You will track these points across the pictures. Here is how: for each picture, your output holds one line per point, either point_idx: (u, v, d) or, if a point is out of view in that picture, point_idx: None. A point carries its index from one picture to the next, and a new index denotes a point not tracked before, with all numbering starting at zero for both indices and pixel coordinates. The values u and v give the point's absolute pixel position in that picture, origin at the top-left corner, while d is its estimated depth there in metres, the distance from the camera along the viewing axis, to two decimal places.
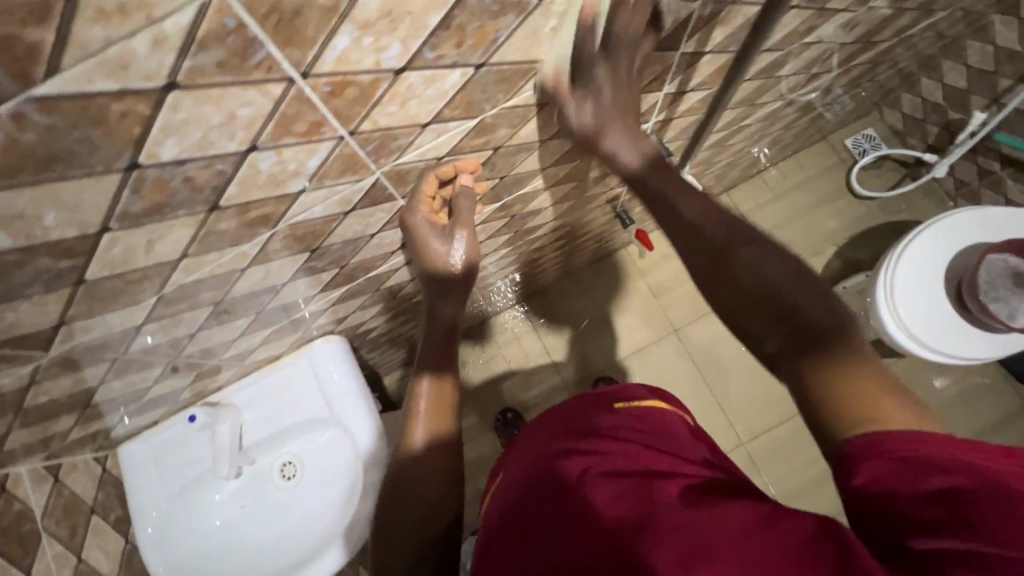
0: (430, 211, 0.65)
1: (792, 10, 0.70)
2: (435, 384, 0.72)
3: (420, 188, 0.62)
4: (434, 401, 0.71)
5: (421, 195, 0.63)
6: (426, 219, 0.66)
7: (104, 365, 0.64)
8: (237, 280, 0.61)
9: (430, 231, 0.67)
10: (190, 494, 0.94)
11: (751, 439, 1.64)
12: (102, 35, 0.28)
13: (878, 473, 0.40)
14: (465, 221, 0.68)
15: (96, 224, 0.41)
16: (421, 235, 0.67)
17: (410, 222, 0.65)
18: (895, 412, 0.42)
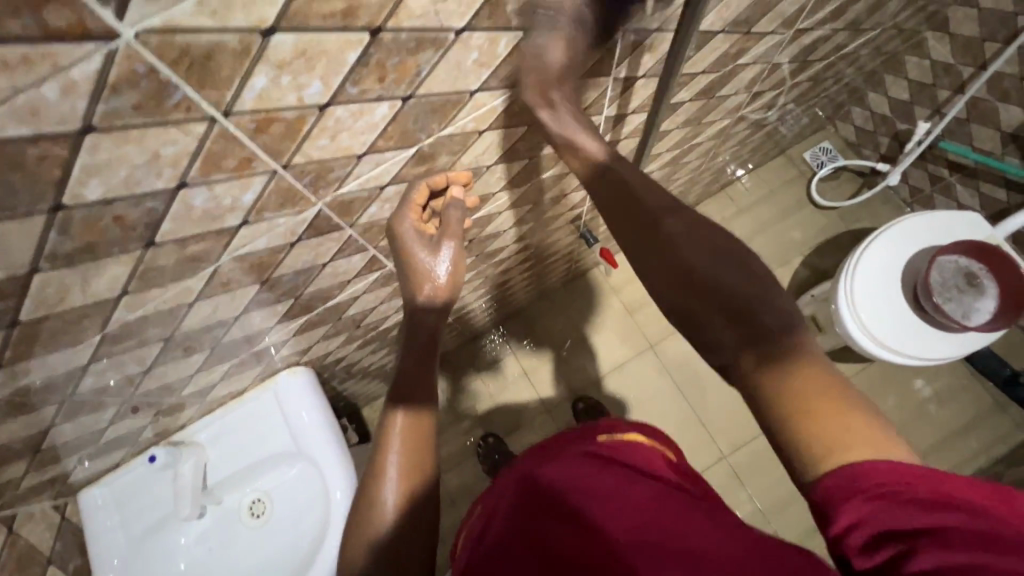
0: (419, 219, 0.66)
1: (718, 35, 0.74)
2: (410, 419, 0.65)
3: (411, 195, 0.64)
4: (407, 441, 0.64)
5: (410, 201, 0.64)
6: (414, 227, 0.65)
7: (52, 408, 0.63)
8: (186, 315, 0.61)
9: (416, 239, 0.65)
10: (153, 538, 0.91)
11: (733, 452, 1.64)
12: (8, 84, 0.29)
13: (855, 511, 0.37)
14: (453, 230, 0.66)
15: (25, 265, 0.42)
16: (406, 244, 0.65)
17: (397, 228, 0.64)
18: (864, 440, 0.39)
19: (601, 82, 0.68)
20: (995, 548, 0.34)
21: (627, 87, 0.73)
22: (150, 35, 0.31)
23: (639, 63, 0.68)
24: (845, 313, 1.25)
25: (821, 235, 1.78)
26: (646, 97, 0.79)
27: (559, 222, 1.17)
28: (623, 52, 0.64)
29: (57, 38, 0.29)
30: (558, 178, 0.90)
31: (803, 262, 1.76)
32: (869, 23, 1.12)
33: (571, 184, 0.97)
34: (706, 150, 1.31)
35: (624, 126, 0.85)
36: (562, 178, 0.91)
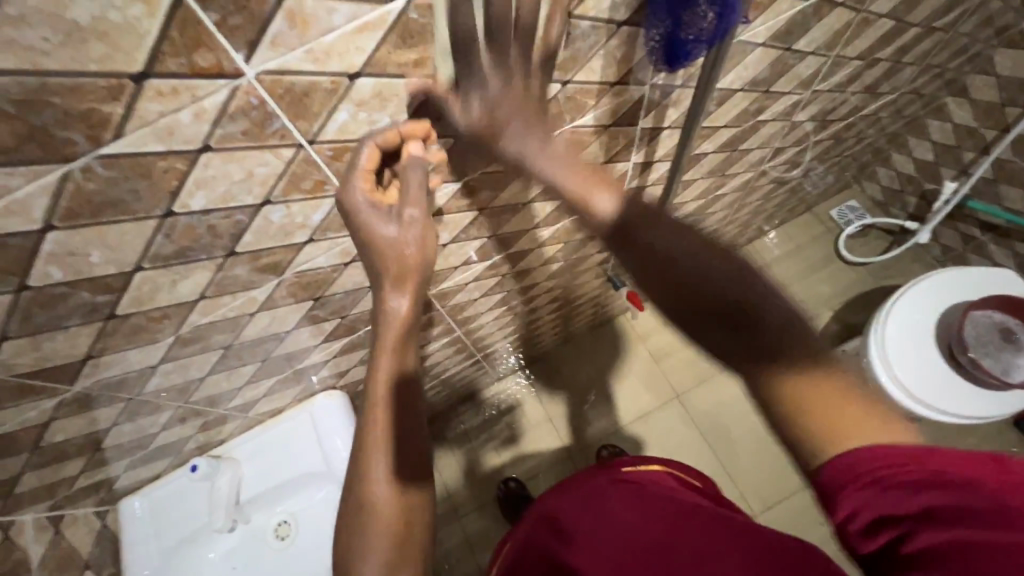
0: (372, 189, 0.52)
1: (738, 92, 0.81)
2: (404, 500, 0.62)
3: (359, 161, 0.49)
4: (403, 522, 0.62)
5: (357, 169, 0.50)
6: (367, 201, 0.52)
7: (118, 406, 0.69)
8: (247, 325, 0.68)
9: (371, 213, 0.52)
10: (184, 551, 0.94)
11: (765, 511, 1.57)
12: (158, 109, 0.37)
13: (858, 499, 0.42)
14: (414, 198, 0.52)
15: (132, 263, 0.49)
16: (364, 224, 0.53)
17: (348, 205, 0.51)
18: (868, 428, 0.42)
19: (629, 130, 0.75)
20: (993, 521, 0.39)
21: (653, 136, 0.80)
22: (266, 74, 0.39)
23: (664, 115, 0.75)
24: (877, 366, 1.23)
25: (851, 291, 1.77)
26: (671, 146, 0.86)
27: (587, 265, 1.22)
28: (649, 104, 0.71)
29: (199, 74, 0.37)
30: (587, 220, 0.96)
31: (834, 317, 1.74)
32: (885, 86, 1.19)
33: (600, 227, 1.03)
34: (731, 202, 1.36)
35: (650, 173, 0.91)
36: (591, 220, 0.97)
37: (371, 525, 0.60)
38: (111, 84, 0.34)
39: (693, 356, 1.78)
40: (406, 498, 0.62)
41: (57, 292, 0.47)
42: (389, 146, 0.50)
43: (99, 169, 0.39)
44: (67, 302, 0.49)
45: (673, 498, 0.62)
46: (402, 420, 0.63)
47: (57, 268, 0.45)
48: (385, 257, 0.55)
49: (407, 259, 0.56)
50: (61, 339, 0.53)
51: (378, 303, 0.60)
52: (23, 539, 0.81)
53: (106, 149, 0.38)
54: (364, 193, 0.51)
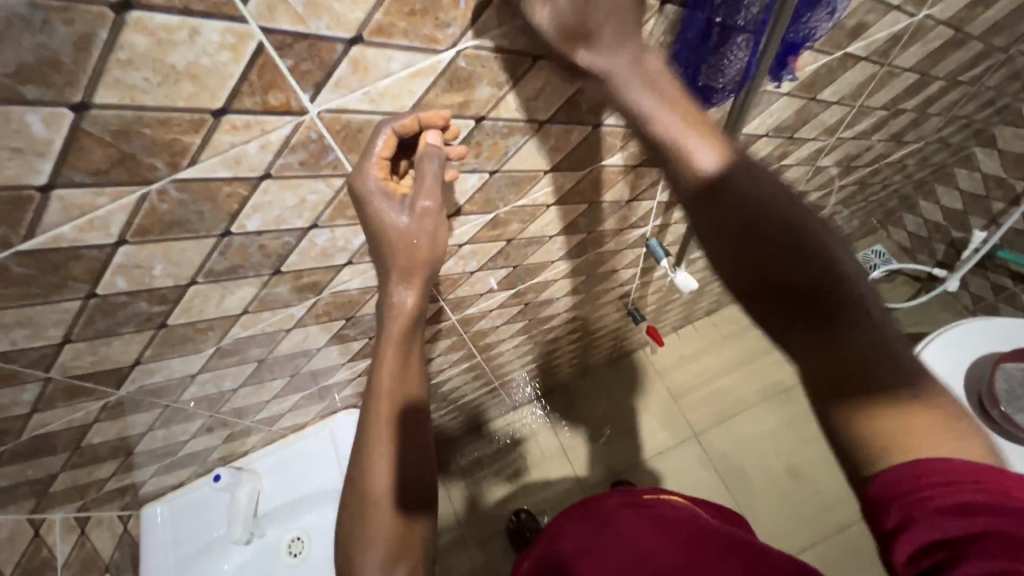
0: (385, 176, 0.50)
1: (762, 137, 0.84)
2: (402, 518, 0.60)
3: (376, 148, 0.47)
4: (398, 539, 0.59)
5: (372, 157, 0.48)
6: (378, 186, 0.50)
7: (155, 412, 0.72)
8: (282, 340, 0.71)
9: (382, 203, 0.51)
10: (199, 561, 0.96)
11: (812, 547, 1.52)
12: (230, 140, 0.41)
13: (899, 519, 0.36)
14: (428, 190, 0.52)
15: (188, 277, 0.53)
16: (372, 210, 0.51)
17: (357, 189, 0.50)
18: (920, 441, 0.37)
19: (655, 170, 0.78)
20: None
21: None
22: (326, 112, 0.43)
23: None
24: None
25: None
26: None
27: (608, 298, 1.24)
28: None
29: (270, 111, 0.41)
30: (610, 254, 0.98)
31: None
32: (911, 135, 1.20)
33: (622, 261, 1.05)
34: None
35: (674, 211, 0.94)
36: (614, 254, 1.00)
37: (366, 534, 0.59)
38: (194, 117, 0.38)
39: (712, 394, 1.76)
40: (405, 517, 0.60)
41: (119, 301, 0.51)
42: (406, 134, 0.48)
43: (172, 192, 0.43)
44: (127, 310, 0.53)
45: (688, 531, 0.64)
46: (405, 436, 0.61)
47: (123, 279, 0.49)
48: (392, 241, 0.54)
49: (417, 245, 0.55)
50: (116, 344, 0.56)
51: (385, 295, 0.59)
52: (51, 537, 0.84)
53: (181, 174, 0.42)
54: (378, 180, 0.50)
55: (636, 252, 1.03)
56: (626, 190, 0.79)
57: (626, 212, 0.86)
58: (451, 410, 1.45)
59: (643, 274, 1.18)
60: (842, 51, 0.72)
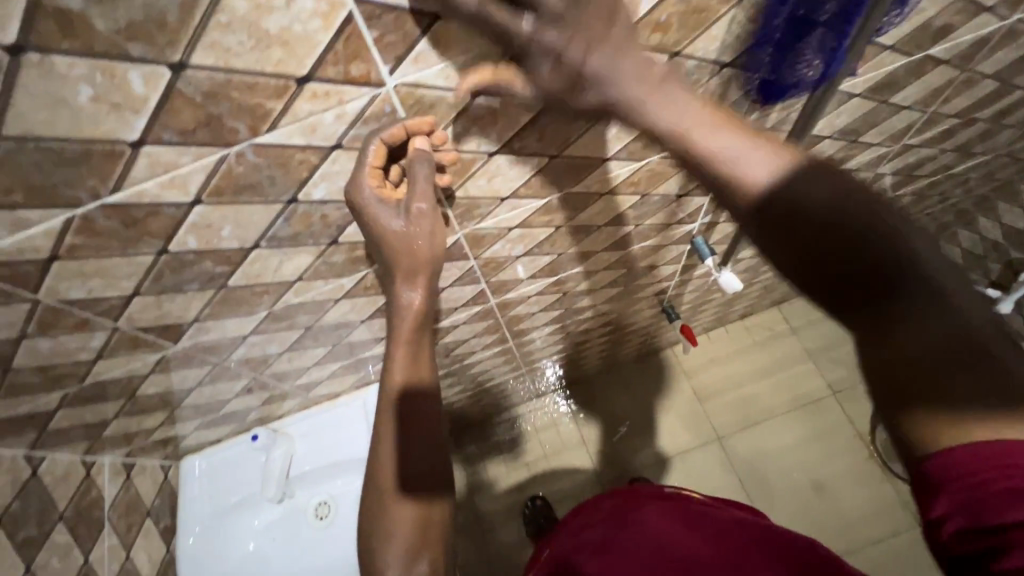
0: (379, 184, 0.51)
1: (825, 139, 0.81)
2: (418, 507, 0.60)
3: (365, 159, 0.48)
4: (419, 526, 0.59)
5: (365, 165, 0.49)
6: (374, 195, 0.51)
7: (205, 369, 0.75)
8: (330, 309, 0.73)
9: (379, 209, 0.51)
10: (233, 514, 1.00)
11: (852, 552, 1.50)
12: (309, 108, 0.42)
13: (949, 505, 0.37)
14: (422, 192, 0.52)
15: (252, 241, 0.54)
16: (370, 217, 0.52)
17: (354, 200, 0.51)
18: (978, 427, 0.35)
19: None
20: None
21: None
22: (402, 86, 0.44)
23: None
24: None
25: None
26: None
27: (644, 294, 1.22)
28: None
29: (351, 82, 0.41)
30: (654, 249, 0.97)
31: None
32: (981, 146, 1.14)
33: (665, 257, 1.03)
34: None
35: (724, 210, 0.92)
36: (658, 250, 0.98)
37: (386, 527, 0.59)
38: (279, 84, 0.39)
39: (738, 399, 1.73)
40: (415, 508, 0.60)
41: (188, 259, 0.53)
42: (395, 142, 0.48)
43: (249, 155, 0.44)
44: (194, 269, 0.54)
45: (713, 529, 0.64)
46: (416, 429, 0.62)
47: (193, 238, 0.50)
48: (393, 245, 0.55)
49: (417, 245, 0.56)
50: (179, 301, 0.59)
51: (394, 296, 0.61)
52: (101, 479, 0.89)
53: (260, 139, 0.43)
54: (373, 188, 0.50)
55: (679, 249, 1.02)
56: (678, 185, 0.78)
57: (676, 208, 0.84)
58: (476, 392, 1.47)
59: (683, 272, 1.16)
60: (924, 52, 0.69)
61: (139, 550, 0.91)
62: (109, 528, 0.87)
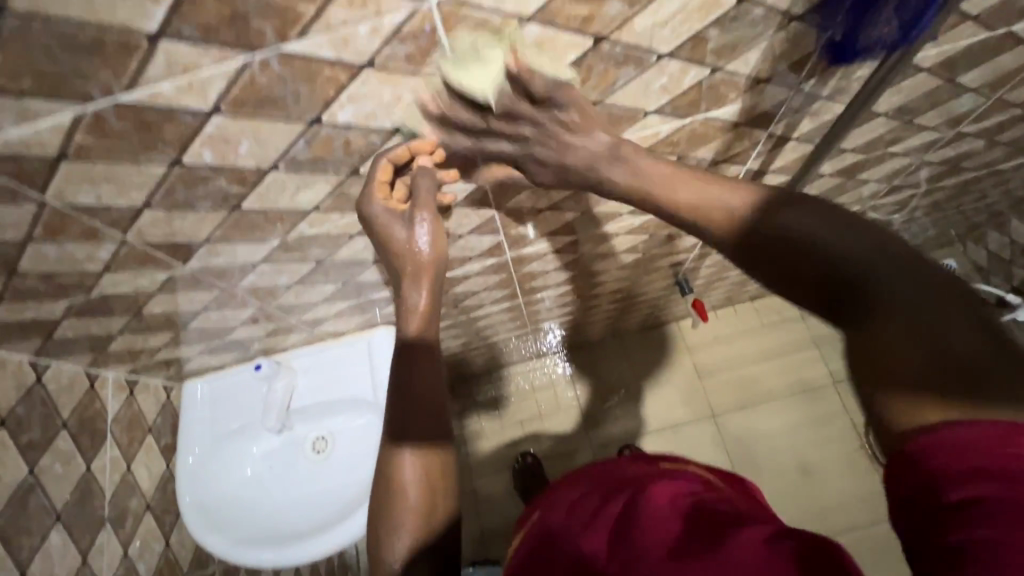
0: (387, 198, 0.56)
1: (879, 117, 0.76)
2: (421, 454, 0.56)
3: (372, 173, 0.54)
4: (423, 475, 0.56)
5: (374, 180, 0.55)
6: (382, 207, 0.56)
7: (213, 294, 0.74)
8: (343, 245, 0.70)
9: (387, 220, 0.56)
10: (233, 439, 1.01)
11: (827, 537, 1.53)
12: (343, 17, 0.38)
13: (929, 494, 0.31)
14: (426, 202, 0.56)
15: (271, 162, 0.51)
16: (380, 227, 0.57)
17: (365, 212, 0.56)
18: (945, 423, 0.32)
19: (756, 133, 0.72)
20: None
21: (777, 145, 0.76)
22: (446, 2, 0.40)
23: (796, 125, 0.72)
24: None
25: None
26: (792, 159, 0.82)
27: (659, 265, 1.20)
28: (787, 110, 0.68)
29: None
30: (679, 218, 0.94)
31: None
32: None
33: (688, 228, 1.00)
34: None
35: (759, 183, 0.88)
36: (683, 219, 0.95)
37: (392, 490, 0.56)
38: None
39: (737, 379, 1.73)
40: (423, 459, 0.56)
41: (202, 174, 0.50)
42: (400, 160, 0.55)
43: (274, 64, 0.41)
44: (208, 186, 0.52)
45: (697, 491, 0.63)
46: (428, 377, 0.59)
47: (209, 151, 0.47)
48: (400, 254, 0.58)
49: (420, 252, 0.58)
50: (190, 219, 0.56)
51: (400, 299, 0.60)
52: (104, 392, 0.89)
53: (287, 47, 0.40)
54: (381, 203, 0.56)
55: None
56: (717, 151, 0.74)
57: (710, 176, 0.81)
58: (479, 346, 1.47)
59: (703, 245, 1.13)
60: (1006, 29, 0.63)
61: (140, 464, 0.93)
62: (112, 440, 0.88)
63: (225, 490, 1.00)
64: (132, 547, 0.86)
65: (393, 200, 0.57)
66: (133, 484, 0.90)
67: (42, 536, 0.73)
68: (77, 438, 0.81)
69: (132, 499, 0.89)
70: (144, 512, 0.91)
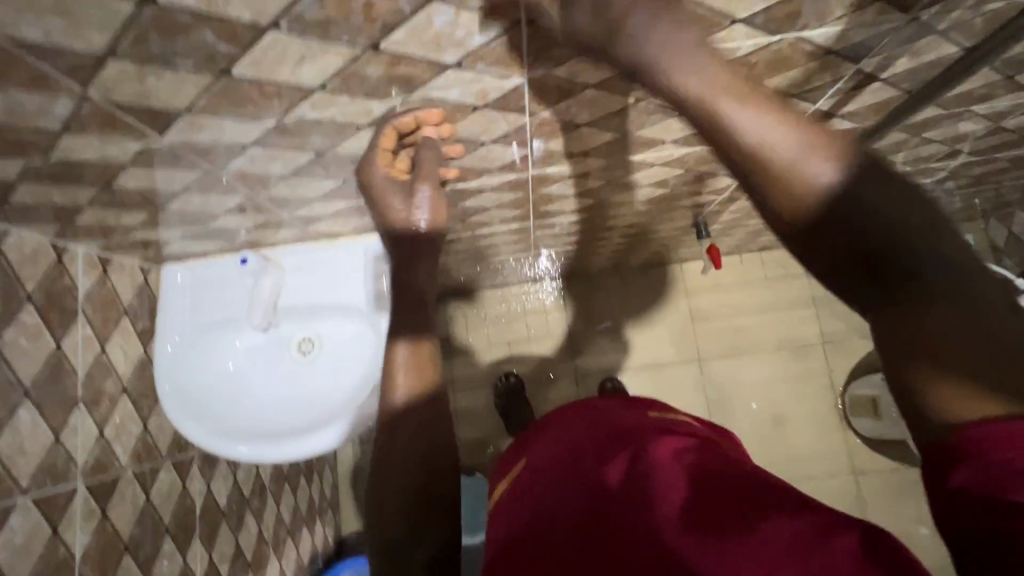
0: (388, 166, 0.66)
1: (982, 68, 0.66)
2: (412, 347, 0.60)
3: (376, 139, 0.62)
4: (415, 360, 0.60)
5: (377, 146, 0.63)
6: (383, 174, 0.66)
7: (195, 175, 0.64)
8: (349, 137, 0.61)
9: (387, 189, 0.66)
10: (215, 331, 0.96)
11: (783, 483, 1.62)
12: None
13: None
14: (425, 173, 0.66)
15: (271, 17, 0.41)
16: (377, 191, 0.66)
17: (366, 174, 0.66)
18: None
19: (844, 68, 0.61)
20: None
21: (860, 86, 0.66)
22: None
23: (892, 63, 0.61)
24: None
25: None
26: (868, 105, 0.72)
27: (683, 204, 1.12)
28: (891, 43, 0.57)
29: None
30: (720, 157, 0.85)
31: None
32: None
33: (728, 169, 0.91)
34: None
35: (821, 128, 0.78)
36: (726, 158, 0.86)
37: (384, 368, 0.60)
38: None
39: (729, 327, 1.73)
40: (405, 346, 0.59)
41: (181, 21, 0.39)
42: (405, 129, 0.61)
43: None
44: (191, 39, 0.41)
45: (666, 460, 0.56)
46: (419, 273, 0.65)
47: None
48: (397, 223, 0.67)
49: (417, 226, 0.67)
50: (167, 79, 0.46)
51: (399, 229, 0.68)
52: (74, 267, 0.82)
53: None
54: (383, 169, 0.66)
55: None
56: (794, 84, 0.63)
57: None
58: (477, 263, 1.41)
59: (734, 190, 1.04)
60: None
61: (115, 346, 0.88)
62: (84, 319, 0.82)
63: (206, 382, 0.96)
64: (107, 428, 0.84)
65: (395, 168, 0.67)
66: (108, 365, 0.86)
67: (10, 411, 0.69)
68: (45, 314, 0.75)
69: (107, 381, 0.85)
70: (120, 394, 0.88)
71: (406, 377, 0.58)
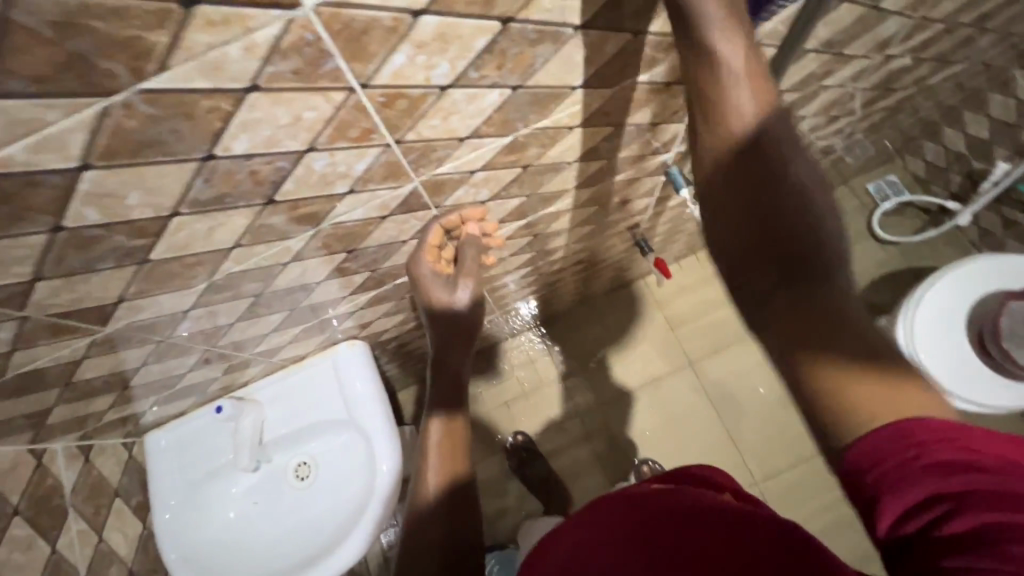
0: (435, 261, 0.77)
1: (809, 54, 0.74)
2: (445, 422, 0.81)
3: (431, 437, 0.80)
4: (444, 441, 0.80)
5: (426, 244, 0.74)
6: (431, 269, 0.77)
7: (148, 348, 0.69)
8: (279, 274, 0.66)
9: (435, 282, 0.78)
10: (209, 484, 0.97)
11: (807, 459, 1.62)
12: (205, 41, 0.33)
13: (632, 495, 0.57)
14: (468, 271, 0.78)
15: (168, 208, 0.46)
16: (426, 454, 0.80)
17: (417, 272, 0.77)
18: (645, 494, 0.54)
19: None
20: None
21: None
22: (324, 6, 0.35)
23: None
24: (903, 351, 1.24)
25: (879, 270, 1.75)
26: None
27: (619, 227, 1.19)
28: None
29: (254, 3, 0.32)
30: (626, 183, 0.92)
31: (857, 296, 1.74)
32: (960, 54, 1.10)
33: (638, 190, 0.98)
34: None
35: None
36: (630, 184, 0.93)
37: (423, 447, 0.80)
38: (158, 10, 0.30)
39: (709, 324, 1.77)
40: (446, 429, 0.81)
41: (92, 235, 0.44)
42: (451, 225, 0.74)
43: (140, 105, 0.35)
44: (116, 244, 0.47)
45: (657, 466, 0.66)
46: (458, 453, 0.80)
47: (94, 210, 0.42)
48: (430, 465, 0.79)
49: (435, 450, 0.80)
50: (97, 282, 0.51)
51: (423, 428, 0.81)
52: (55, 466, 0.83)
53: (148, 84, 0.34)
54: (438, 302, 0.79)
55: (654, 181, 0.97)
56: (654, 113, 0.71)
57: (650, 138, 0.79)
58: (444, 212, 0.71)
59: (657, 205, 1.12)
60: None
61: (113, 530, 0.89)
62: (74, 514, 0.83)
63: (212, 539, 0.96)
64: None
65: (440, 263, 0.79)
66: (110, 552, 0.86)
67: None
68: (34, 522, 0.76)
69: (111, 568, 0.86)
70: None
71: (444, 462, 0.78)
